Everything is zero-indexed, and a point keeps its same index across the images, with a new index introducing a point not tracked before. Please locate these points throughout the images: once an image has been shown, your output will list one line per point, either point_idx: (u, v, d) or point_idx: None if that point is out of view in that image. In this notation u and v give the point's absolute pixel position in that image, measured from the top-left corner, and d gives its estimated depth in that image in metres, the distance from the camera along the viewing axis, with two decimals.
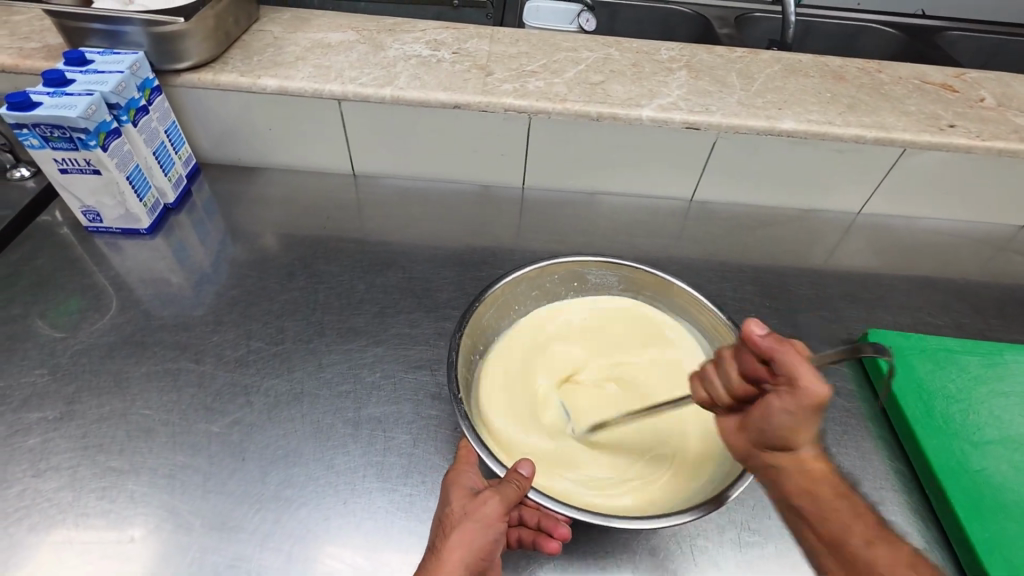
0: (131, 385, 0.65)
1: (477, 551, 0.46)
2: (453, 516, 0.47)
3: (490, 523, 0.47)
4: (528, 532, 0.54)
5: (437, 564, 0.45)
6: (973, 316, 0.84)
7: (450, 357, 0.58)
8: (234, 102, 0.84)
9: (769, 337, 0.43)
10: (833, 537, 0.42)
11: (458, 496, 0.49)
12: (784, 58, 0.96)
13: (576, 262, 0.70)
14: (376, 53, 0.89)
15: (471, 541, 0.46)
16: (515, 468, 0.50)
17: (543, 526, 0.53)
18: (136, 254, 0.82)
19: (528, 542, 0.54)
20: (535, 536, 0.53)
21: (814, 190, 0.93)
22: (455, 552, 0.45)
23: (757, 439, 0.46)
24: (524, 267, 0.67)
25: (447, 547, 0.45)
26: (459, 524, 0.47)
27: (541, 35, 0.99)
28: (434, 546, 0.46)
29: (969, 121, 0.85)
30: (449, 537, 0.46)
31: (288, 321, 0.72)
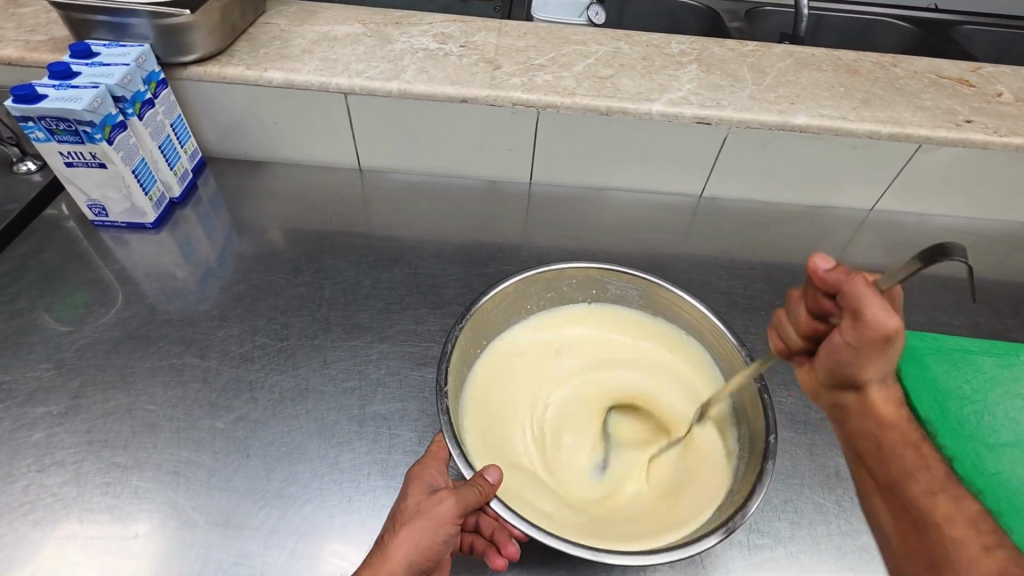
0: (136, 380, 0.64)
1: (423, 548, 0.45)
2: (407, 512, 0.47)
3: (441, 524, 0.46)
4: (482, 540, 0.53)
5: (382, 557, 0.44)
6: (988, 316, 0.82)
7: (445, 352, 0.57)
8: (240, 96, 0.84)
9: (836, 271, 0.42)
10: (896, 485, 0.46)
11: (417, 491, 0.49)
12: (797, 52, 0.94)
13: (595, 270, 0.67)
14: (383, 46, 0.88)
15: (419, 538, 0.45)
16: (483, 472, 0.48)
17: (497, 540, 0.52)
18: (142, 248, 0.82)
19: (480, 550, 0.53)
20: (488, 546, 0.52)
21: (826, 186, 0.92)
22: (402, 546, 0.45)
23: (830, 378, 0.47)
24: (536, 270, 0.65)
25: (394, 540, 0.45)
26: (410, 518, 0.46)
27: (550, 28, 0.97)
28: (383, 537, 0.46)
29: (986, 117, 0.83)
30: (399, 531, 0.46)
31: (293, 317, 0.72)
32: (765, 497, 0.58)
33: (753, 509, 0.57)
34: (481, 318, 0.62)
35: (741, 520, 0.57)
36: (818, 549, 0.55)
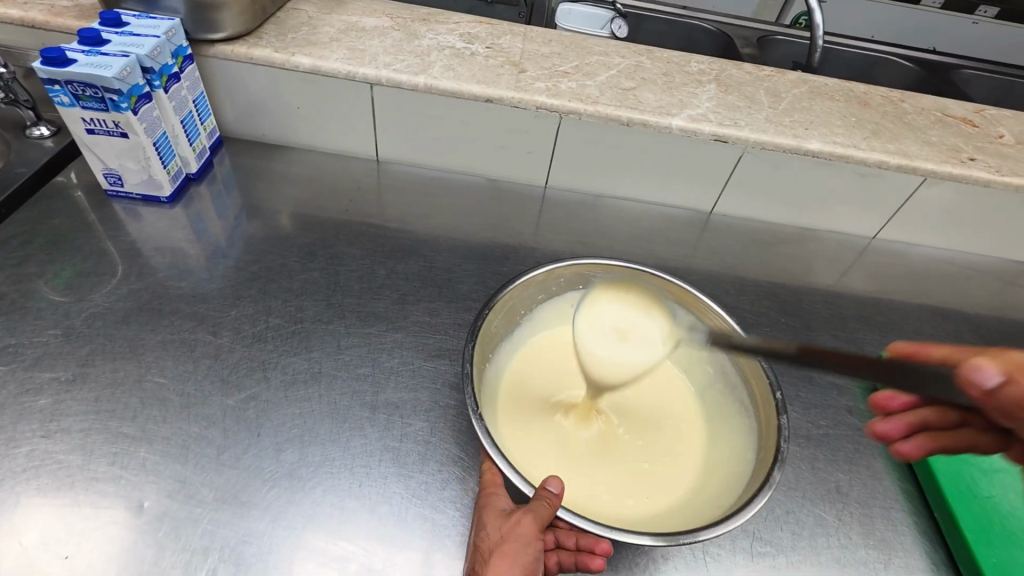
0: (146, 352, 0.64)
1: (521, 569, 0.46)
2: (490, 540, 0.48)
3: (529, 540, 0.47)
4: (567, 556, 0.53)
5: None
6: (982, 347, 0.85)
7: (466, 352, 0.56)
8: (264, 77, 0.84)
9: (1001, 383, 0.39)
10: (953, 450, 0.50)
11: (496, 518, 0.50)
12: (811, 80, 0.97)
13: (581, 267, 0.69)
14: (410, 41, 0.89)
15: (510, 561, 0.46)
16: (547, 481, 0.49)
17: (583, 545, 0.52)
18: (154, 222, 0.81)
19: (570, 563, 0.53)
20: (577, 557, 0.52)
21: (832, 211, 0.94)
22: (500, 571, 0.45)
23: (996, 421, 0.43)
24: (530, 272, 0.66)
25: (491, 569, 0.45)
26: (499, 545, 0.47)
27: (574, 38, 0.99)
28: (477, 571, 0.46)
29: (988, 156, 0.87)
30: (491, 560, 0.46)
31: (307, 301, 0.72)
32: (767, 507, 0.59)
33: (757, 517, 0.58)
34: (489, 321, 0.62)
35: (745, 528, 0.58)
36: (817, 560, 0.56)
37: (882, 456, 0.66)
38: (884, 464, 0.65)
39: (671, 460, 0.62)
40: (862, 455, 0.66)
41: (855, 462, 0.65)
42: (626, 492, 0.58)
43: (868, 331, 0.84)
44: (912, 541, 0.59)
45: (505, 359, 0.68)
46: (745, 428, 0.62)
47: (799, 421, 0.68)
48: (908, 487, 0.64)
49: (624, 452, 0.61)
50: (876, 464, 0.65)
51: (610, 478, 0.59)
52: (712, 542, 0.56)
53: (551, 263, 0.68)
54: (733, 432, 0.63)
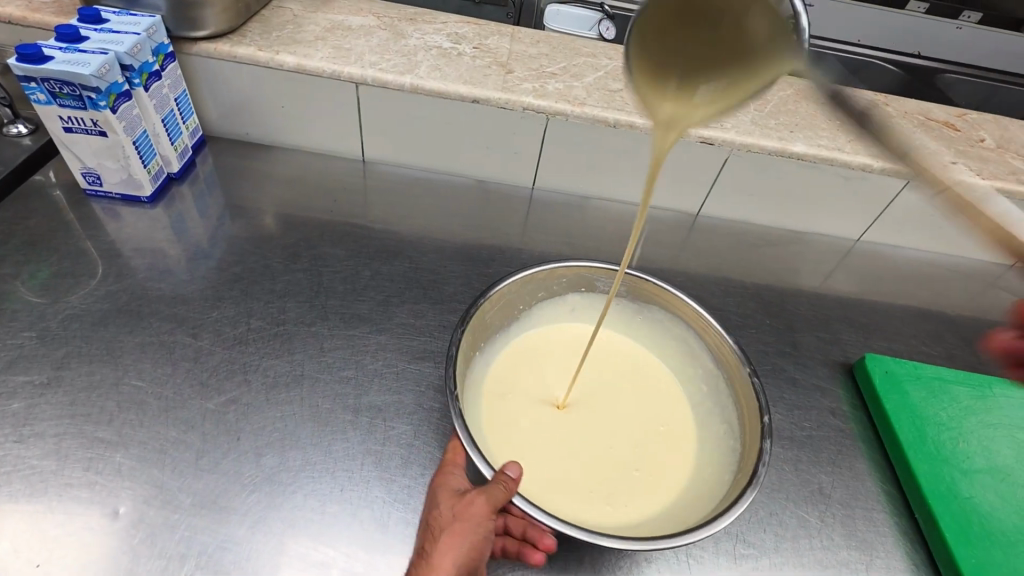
0: (124, 355, 0.63)
1: (468, 551, 0.46)
2: (442, 518, 0.47)
3: (481, 521, 0.47)
4: (512, 544, 0.53)
5: (428, 564, 0.44)
6: (964, 349, 0.86)
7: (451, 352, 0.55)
8: (248, 76, 0.83)
9: None
10: None
11: (449, 497, 0.49)
12: (796, 83, 0.97)
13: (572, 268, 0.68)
14: (397, 40, 0.88)
15: (461, 542, 0.46)
16: (508, 466, 0.48)
17: (530, 536, 0.53)
18: (134, 222, 0.80)
19: (512, 551, 0.53)
20: (521, 546, 0.53)
21: (818, 214, 0.95)
22: (449, 552, 0.45)
23: None
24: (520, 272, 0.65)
25: (438, 549, 0.45)
26: (449, 525, 0.47)
27: (562, 39, 0.99)
28: (422, 549, 0.46)
29: (969, 159, 0.88)
30: (440, 541, 0.46)
31: (290, 302, 0.71)
32: (751, 509, 0.59)
33: (740, 519, 0.58)
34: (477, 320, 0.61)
35: (728, 530, 0.58)
36: (799, 561, 0.57)
37: (864, 458, 0.66)
38: (866, 465, 0.66)
39: (654, 465, 0.61)
40: (844, 456, 0.66)
41: (837, 463, 0.65)
42: (605, 495, 0.58)
43: (852, 332, 0.85)
44: (894, 542, 0.60)
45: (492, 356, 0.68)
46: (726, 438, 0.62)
47: (783, 423, 0.68)
48: (890, 488, 0.64)
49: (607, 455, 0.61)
50: (858, 465, 0.65)
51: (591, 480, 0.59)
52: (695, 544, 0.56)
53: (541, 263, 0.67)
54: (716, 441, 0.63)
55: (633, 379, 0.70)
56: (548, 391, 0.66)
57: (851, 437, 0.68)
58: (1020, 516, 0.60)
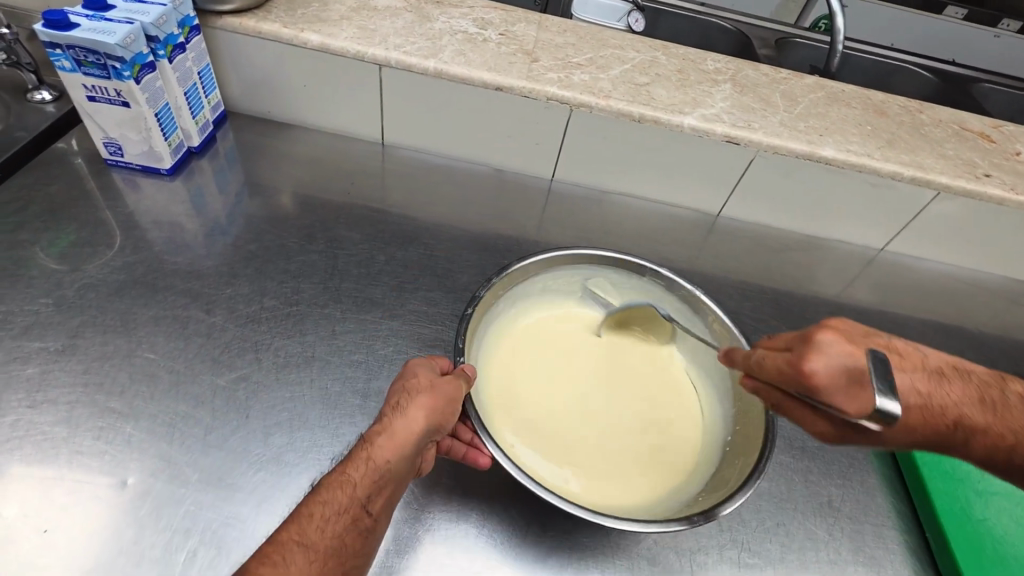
0: (137, 327, 0.63)
1: (438, 417, 0.48)
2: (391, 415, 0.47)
3: (451, 400, 0.49)
4: (457, 448, 0.53)
5: (400, 422, 0.47)
6: (984, 367, 0.84)
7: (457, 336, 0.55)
8: (272, 53, 0.82)
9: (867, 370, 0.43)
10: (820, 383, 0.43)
11: (426, 373, 0.51)
12: (828, 85, 0.95)
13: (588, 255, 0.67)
14: (422, 23, 0.87)
15: (395, 440, 0.46)
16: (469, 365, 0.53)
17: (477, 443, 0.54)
18: (153, 195, 0.80)
19: (457, 453, 0.53)
20: (466, 452, 0.53)
21: (843, 221, 0.93)
22: (420, 413, 0.47)
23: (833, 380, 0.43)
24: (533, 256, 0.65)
25: (412, 404, 0.48)
26: (423, 392, 0.49)
27: (589, 29, 0.97)
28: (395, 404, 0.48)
29: (1003, 172, 0.85)
30: (414, 402, 0.48)
31: (304, 283, 0.71)
32: (758, 517, 0.59)
33: (746, 527, 0.58)
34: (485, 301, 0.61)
35: (733, 537, 0.57)
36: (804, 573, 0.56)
37: (877, 473, 0.64)
38: (878, 480, 0.64)
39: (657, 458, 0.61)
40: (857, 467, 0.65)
41: (849, 476, 0.64)
42: (599, 478, 0.58)
43: None
44: (902, 559, 0.58)
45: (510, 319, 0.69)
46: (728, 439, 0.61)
47: (795, 432, 0.66)
48: (901, 506, 0.62)
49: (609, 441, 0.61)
50: (870, 480, 0.64)
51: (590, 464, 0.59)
52: (698, 549, 0.56)
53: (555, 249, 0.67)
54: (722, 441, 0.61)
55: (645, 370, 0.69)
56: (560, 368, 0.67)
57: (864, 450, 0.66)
58: None
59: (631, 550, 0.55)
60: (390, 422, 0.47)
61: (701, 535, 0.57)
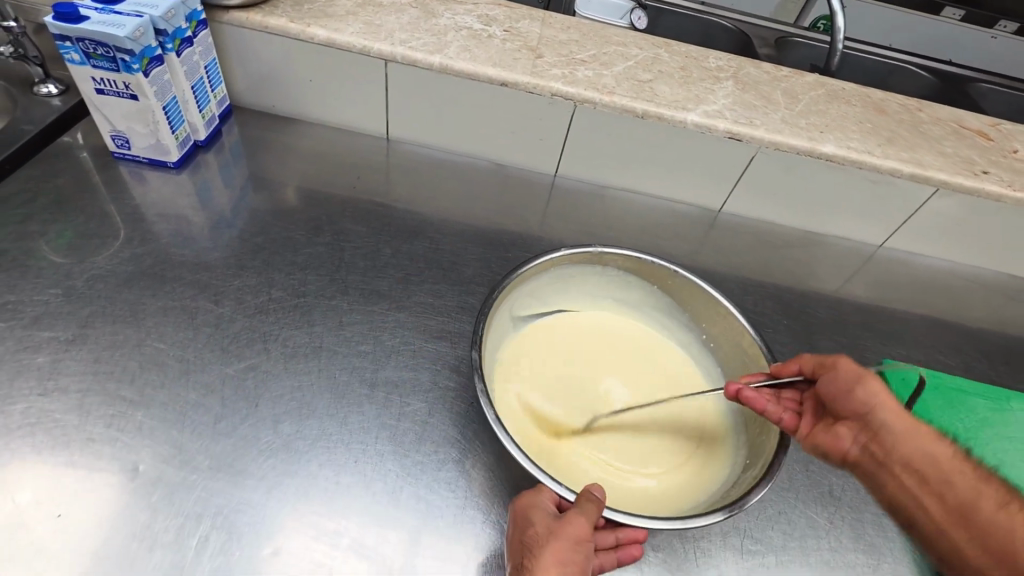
0: (146, 317, 0.63)
1: (571, 568, 0.45)
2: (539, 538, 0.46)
3: (579, 541, 0.46)
4: (607, 556, 0.50)
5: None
6: (982, 361, 0.85)
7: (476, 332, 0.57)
8: (279, 47, 0.83)
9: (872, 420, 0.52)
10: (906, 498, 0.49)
11: (541, 517, 0.48)
12: (829, 83, 0.96)
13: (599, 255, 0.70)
14: (427, 19, 0.88)
15: (558, 569, 0.44)
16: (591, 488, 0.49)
17: (623, 537, 0.50)
18: (160, 187, 0.81)
19: (609, 564, 0.50)
20: (618, 552, 0.50)
21: (843, 217, 0.94)
22: (553, 572, 0.44)
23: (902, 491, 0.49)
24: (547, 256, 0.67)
25: (541, 564, 0.45)
26: (548, 544, 0.46)
27: (593, 26, 0.98)
28: (524, 565, 0.46)
29: (1001, 170, 0.86)
30: (541, 560, 0.45)
31: (311, 275, 0.71)
32: (760, 505, 0.59)
33: (748, 515, 0.58)
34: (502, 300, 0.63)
35: (736, 525, 0.58)
36: (806, 561, 0.56)
37: None
38: None
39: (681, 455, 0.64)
40: None
41: None
42: (626, 475, 0.60)
43: (869, 338, 0.84)
44: (902, 547, 0.59)
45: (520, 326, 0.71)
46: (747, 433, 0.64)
47: None
48: None
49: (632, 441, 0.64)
50: None
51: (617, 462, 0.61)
52: (702, 537, 0.56)
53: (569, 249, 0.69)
54: (742, 439, 0.64)
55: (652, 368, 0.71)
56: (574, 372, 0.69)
57: None
58: None
59: (635, 536, 0.56)
60: (537, 556, 0.45)
61: (705, 522, 0.57)
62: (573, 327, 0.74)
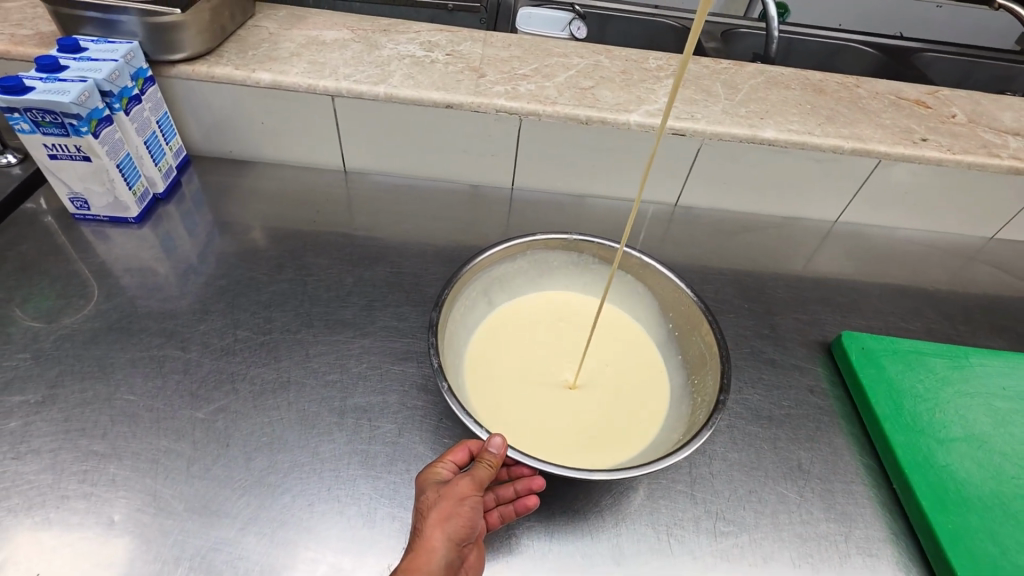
0: (116, 371, 0.65)
1: (457, 521, 0.47)
2: (429, 500, 0.49)
3: (465, 496, 0.48)
4: (507, 508, 0.53)
5: (422, 541, 0.46)
6: (943, 322, 0.87)
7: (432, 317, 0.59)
8: (228, 95, 0.85)
9: None
10: None
11: (433, 481, 0.50)
12: (768, 70, 0.99)
13: (557, 241, 0.72)
14: (370, 51, 0.91)
15: (445, 521, 0.47)
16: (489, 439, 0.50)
17: (520, 489, 0.53)
18: (123, 243, 0.82)
19: (509, 515, 0.53)
20: (515, 504, 0.53)
21: (796, 197, 0.96)
22: (438, 528, 0.47)
23: None
24: (503, 243, 0.69)
25: (428, 523, 0.47)
26: (436, 504, 0.48)
27: (534, 41, 1.01)
28: (416, 526, 0.48)
29: (941, 135, 0.89)
30: (429, 518, 0.47)
31: (276, 311, 0.73)
32: (730, 486, 0.61)
33: (719, 497, 0.60)
34: (458, 287, 0.66)
35: (707, 508, 0.59)
36: (781, 537, 0.57)
37: (844, 434, 0.67)
38: (845, 441, 0.66)
39: (622, 423, 0.65)
40: (823, 429, 0.67)
41: (816, 439, 0.66)
42: (565, 438, 0.62)
43: (832, 310, 0.85)
44: (872, 513, 0.60)
45: (486, 309, 0.73)
46: (691, 411, 0.63)
47: (762, 403, 0.69)
48: (870, 462, 0.65)
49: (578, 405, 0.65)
50: (837, 440, 0.66)
51: (555, 425, 0.63)
52: (675, 524, 0.58)
53: (525, 235, 0.71)
54: (684, 406, 0.65)
55: (612, 347, 0.73)
56: (534, 345, 0.72)
57: (830, 413, 0.69)
58: (995, 481, 0.61)
59: (610, 532, 0.57)
60: (427, 513, 0.48)
61: (676, 509, 0.59)
62: (540, 306, 0.76)
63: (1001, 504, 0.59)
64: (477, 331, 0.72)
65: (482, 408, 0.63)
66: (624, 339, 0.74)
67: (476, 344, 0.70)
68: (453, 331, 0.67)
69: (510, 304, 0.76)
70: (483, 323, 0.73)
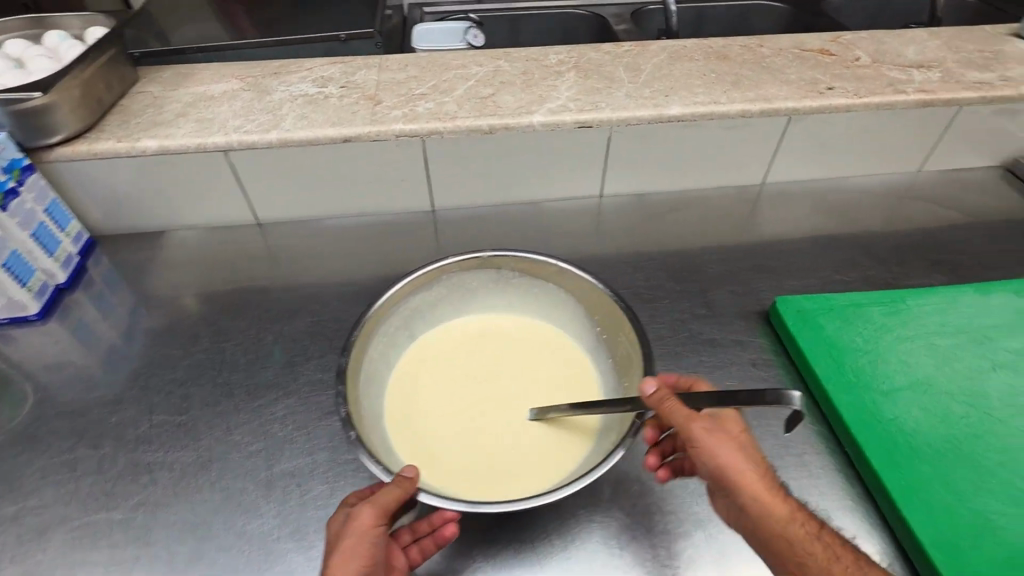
0: (23, 484, 0.61)
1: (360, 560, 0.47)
2: (334, 537, 0.48)
3: (369, 532, 0.47)
4: (427, 540, 0.52)
5: None
6: (880, 267, 0.86)
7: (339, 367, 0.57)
8: (117, 169, 0.81)
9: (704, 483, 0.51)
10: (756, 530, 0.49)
11: (340, 515, 0.50)
12: (669, 46, 0.98)
13: (469, 262, 0.70)
14: (261, 98, 0.88)
15: (347, 559, 0.46)
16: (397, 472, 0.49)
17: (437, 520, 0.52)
18: (28, 342, 0.78)
19: (430, 546, 0.52)
20: (433, 536, 0.52)
21: (717, 167, 0.95)
22: (341, 566, 0.46)
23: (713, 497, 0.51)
24: (412, 275, 0.67)
25: (332, 561, 0.47)
26: (339, 541, 0.47)
27: (431, 56, 0.98)
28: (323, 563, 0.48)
29: (847, 81, 0.88)
30: (332, 557, 0.47)
31: (193, 387, 0.69)
32: (679, 483, 0.59)
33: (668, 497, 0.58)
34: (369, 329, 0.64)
35: (658, 511, 0.57)
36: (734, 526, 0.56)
37: None
38: None
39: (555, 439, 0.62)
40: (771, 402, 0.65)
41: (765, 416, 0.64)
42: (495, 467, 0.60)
43: (769, 276, 0.84)
44: (828, 481, 0.59)
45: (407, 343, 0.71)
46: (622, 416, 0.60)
47: None
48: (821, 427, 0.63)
49: (507, 427, 0.63)
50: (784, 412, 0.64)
51: (484, 455, 0.61)
52: (624, 535, 0.56)
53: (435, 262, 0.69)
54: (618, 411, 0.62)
55: (543, 361, 0.70)
56: (461, 371, 0.69)
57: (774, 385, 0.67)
58: (943, 424, 0.60)
59: (560, 555, 0.55)
60: (332, 550, 0.47)
61: (626, 520, 0.57)
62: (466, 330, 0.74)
63: (951, 449, 0.58)
64: (401, 368, 0.70)
65: (408, 449, 0.61)
66: (555, 349, 0.71)
67: (401, 382, 0.68)
68: (372, 374, 0.65)
69: (435, 333, 0.74)
70: (405, 358, 0.71)
